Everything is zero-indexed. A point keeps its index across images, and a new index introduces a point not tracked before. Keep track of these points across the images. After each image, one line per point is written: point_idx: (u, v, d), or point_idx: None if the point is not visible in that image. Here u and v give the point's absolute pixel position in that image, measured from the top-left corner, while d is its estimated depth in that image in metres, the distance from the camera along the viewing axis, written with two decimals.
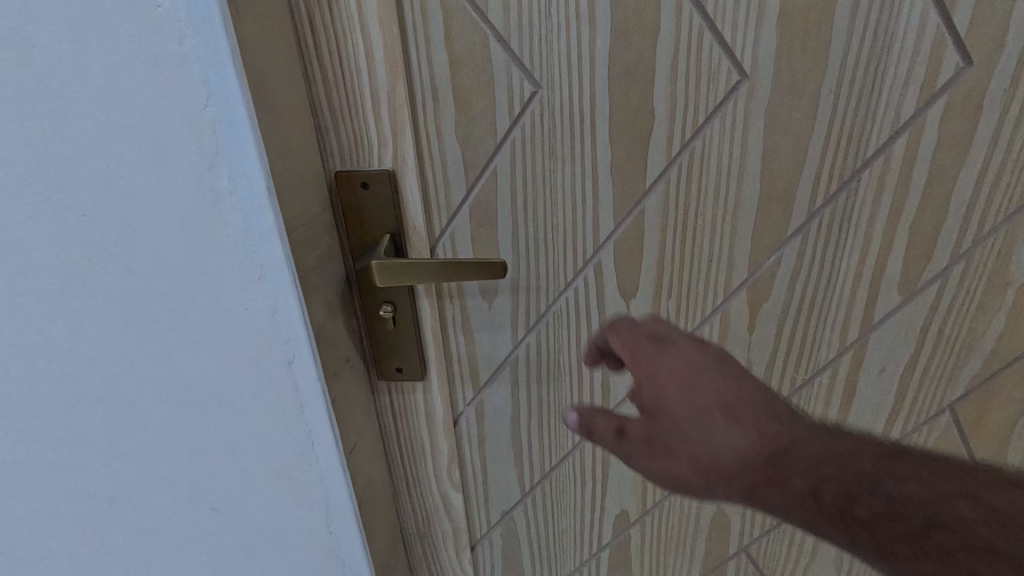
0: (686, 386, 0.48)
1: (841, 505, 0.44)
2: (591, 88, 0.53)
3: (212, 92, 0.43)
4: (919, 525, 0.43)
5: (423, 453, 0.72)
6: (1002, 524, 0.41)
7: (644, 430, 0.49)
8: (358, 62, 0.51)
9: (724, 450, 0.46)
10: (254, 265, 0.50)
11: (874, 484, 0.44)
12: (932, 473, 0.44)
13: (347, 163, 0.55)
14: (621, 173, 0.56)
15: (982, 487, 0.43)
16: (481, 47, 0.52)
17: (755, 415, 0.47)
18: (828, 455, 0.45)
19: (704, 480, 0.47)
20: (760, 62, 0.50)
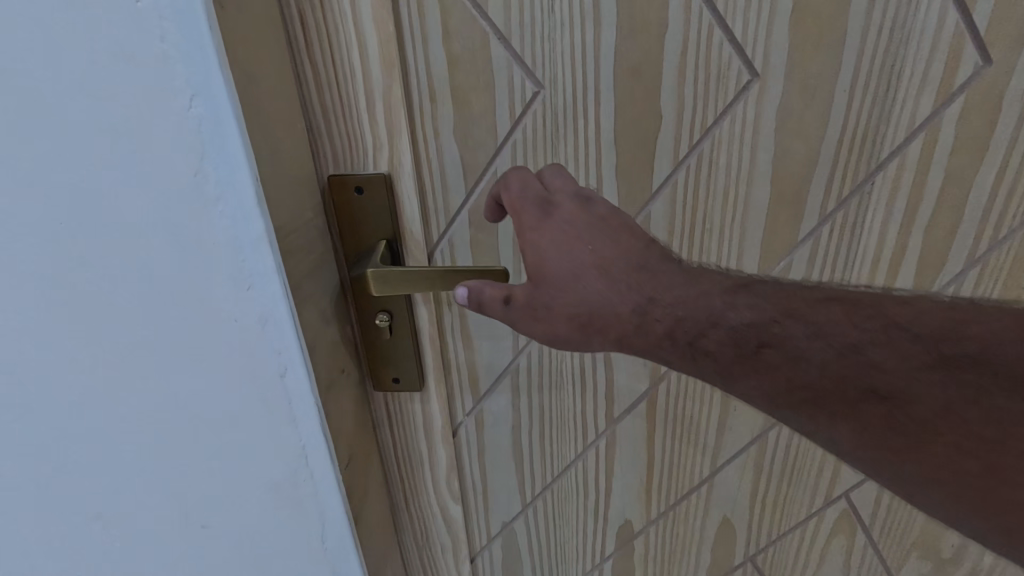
0: (566, 252, 0.50)
1: (691, 338, 0.48)
2: (596, 88, 0.50)
3: (194, 92, 0.40)
4: (753, 348, 0.46)
5: (421, 464, 0.70)
6: (824, 338, 0.45)
7: (524, 293, 0.51)
8: (352, 60, 0.49)
9: (596, 302, 0.50)
10: (243, 274, 0.47)
11: (721, 318, 0.47)
12: (772, 296, 0.46)
13: (342, 165, 0.53)
14: (627, 177, 0.54)
15: (834, 318, 0.45)
16: (480, 45, 0.50)
17: (628, 269, 0.49)
18: (690, 309, 0.48)
19: (578, 330, 0.51)
20: (772, 61, 0.48)
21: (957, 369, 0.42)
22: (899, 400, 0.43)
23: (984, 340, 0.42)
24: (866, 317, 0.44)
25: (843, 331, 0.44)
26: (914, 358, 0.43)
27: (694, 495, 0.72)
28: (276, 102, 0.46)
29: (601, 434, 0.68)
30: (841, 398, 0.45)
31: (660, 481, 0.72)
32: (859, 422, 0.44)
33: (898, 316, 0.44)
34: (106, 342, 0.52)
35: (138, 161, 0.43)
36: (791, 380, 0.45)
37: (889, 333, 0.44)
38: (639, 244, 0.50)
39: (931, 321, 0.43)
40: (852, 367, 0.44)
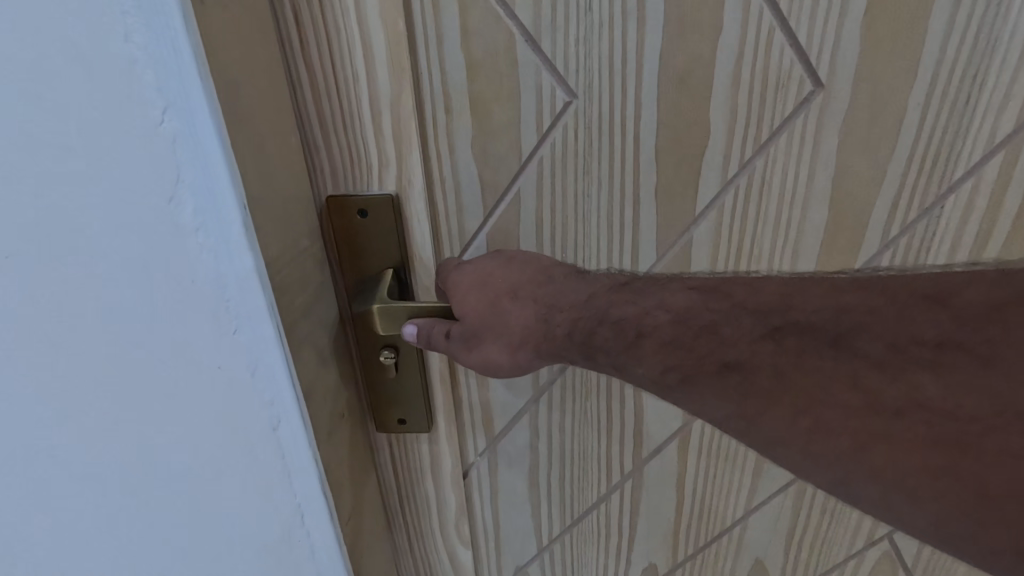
0: (478, 284, 0.47)
1: (583, 335, 0.46)
2: (637, 97, 0.44)
3: (167, 103, 0.33)
4: (630, 337, 0.43)
5: (427, 509, 0.63)
6: (687, 322, 0.42)
7: (459, 329, 0.47)
8: (355, 66, 0.42)
9: (512, 323, 0.47)
10: (229, 315, 0.40)
11: (604, 312, 0.45)
12: (643, 288, 0.44)
13: (343, 185, 0.46)
14: (668, 198, 0.47)
15: (703, 307, 0.42)
16: (505, 47, 0.43)
17: (536, 285, 0.47)
18: (581, 308, 0.46)
19: (505, 350, 0.48)
20: (838, 68, 0.42)
21: (788, 335, 0.40)
22: (756, 376, 0.40)
23: (814, 304, 0.40)
24: (719, 299, 0.42)
25: (701, 313, 0.42)
26: (760, 331, 0.40)
27: (726, 537, 0.67)
28: (267, 115, 0.39)
29: (627, 475, 0.63)
30: (705, 380, 0.41)
31: (690, 522, 0.66)
32: (726, 401, 0.40)
33: (745, 293, 0.42)
34: (68, 391, 0.44)
35: (101, 185, 0.36)
36: (663, 365, 0.43)
37: (739, 310, 0.41)
38: (540, 270, 0.48)
39: (771, 295, 0.41)
40: (707, 344, 0.41)
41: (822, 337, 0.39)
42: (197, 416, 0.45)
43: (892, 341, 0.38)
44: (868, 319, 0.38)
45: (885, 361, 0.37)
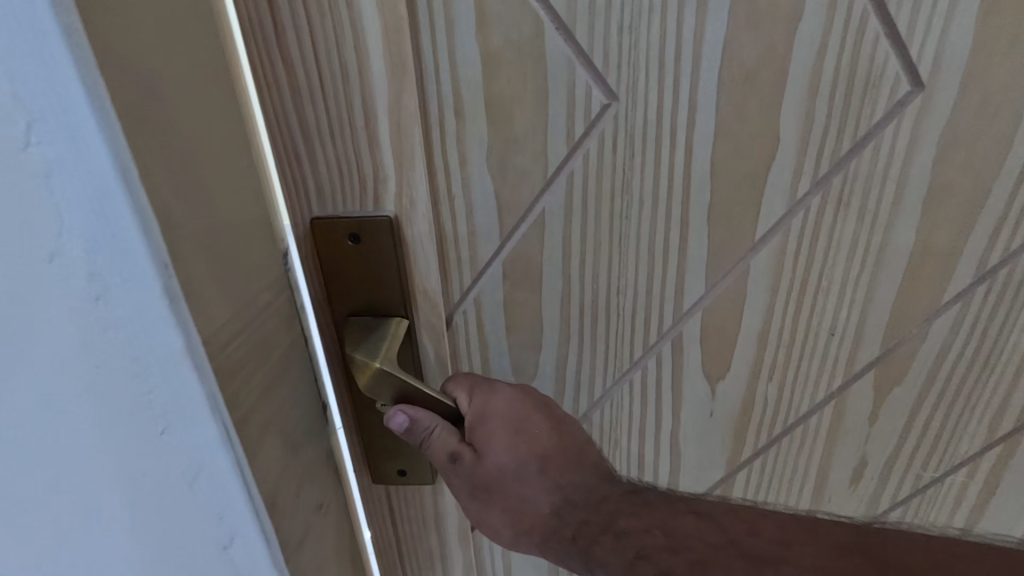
0: (508, 443, 0.41)
1: (586, 542, 0.40)
2: (692, 98, 0.36)
3: (51, 133, 0.24)
4: (629, 558, 0.38)
5: (431, 563, 0.56)
6: (680, 553, 0.37)
7: (467, 475, 0.41)
8: (345, 61, 0.34)
9: (529, 503, 0.42)
10: (157, 411, 0.31)
11: (610, 520, 0.40)
12: (653, 504, 0.39)
13: (331, 203, 0.38)
14: (723, 220, 0.39)
15: (703, 541, 0.37)
16: (531, 35, 0.34)
17: (566, 469, 0.42)
18: (590, 508, 0.41)
19: (508, 529, 0.43)
20: (944, 65, 0.34)
21: None
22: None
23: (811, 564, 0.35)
24: (715, 533, 0.38)
25: (698, 547, 0.37)
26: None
27: None
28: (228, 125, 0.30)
29: None
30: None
31: None
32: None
33: (745, 531, 0.37)
34: None
35: None
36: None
37: (732, 553, 0.37)
38: (569, 441, 0.42)
39: (769, 540, 0.36)
40: None
41: None
42: (128, 521, 0.36)
43: None
44: None
45: None
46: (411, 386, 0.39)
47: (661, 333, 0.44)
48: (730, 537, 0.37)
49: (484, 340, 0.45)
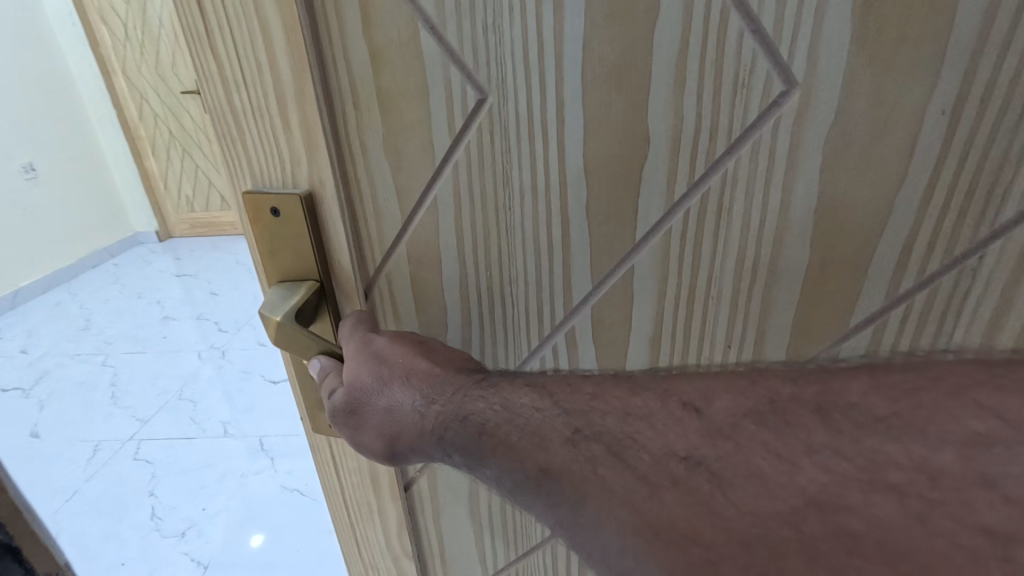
0: (376, 362, 0.42)
1: (440, 430, 0.39)
2: (558, 94, 0.36)
3: None
4: (473, 433, 0.37)
5: (368, 517, 0.61)
6: (512, 417, 0.36)
7: (348, 400, 0.43)
8: (258, 56, 0.40)
9: (399, 415, 0.41)
10: None
11: (457, 409, 0.39)
12: (495, 382, 0.38)
13: (259, 178, 0.44)
14: (602, 219, 0.39)
15: (530, 407, 0.36)
16: (408, 35, 0.37)
17: (430, 374, 0.41)
18: (445, 404, 0.39)
19: (389, 436, 0.42)
20: (822, 62, 0.31)
21: (592, 446, 0.32)
22: (575, 485, 0.32)
23: (608, 407, 0.33)
24: (544, 397, 0.36)
25: (529, 411, 0.35)
26: (564, 434, 0.34)
27: None
28: None
29: None
30: (531, 489, 0.34)
31: None
32: (548, 510, 0.33)
33: (566, 392, 0.35)
34: None
35: None
36: (500, 468, 0.36)
37: (557, 416, 0.34)
38: (439, 360, 0.43)
39: (584, 393, 0.35)
40: (530, 451, 0.34)
41: (605, 447, 0.32)
42: None
43: (654, 453, 0.31)
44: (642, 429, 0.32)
45: (646, 472, 0.30)
46: (307, 335, 0.44)
47: (555, 326, 0.45)
48: (552, 399, 0.35)
49: (397, 315, 0.49)
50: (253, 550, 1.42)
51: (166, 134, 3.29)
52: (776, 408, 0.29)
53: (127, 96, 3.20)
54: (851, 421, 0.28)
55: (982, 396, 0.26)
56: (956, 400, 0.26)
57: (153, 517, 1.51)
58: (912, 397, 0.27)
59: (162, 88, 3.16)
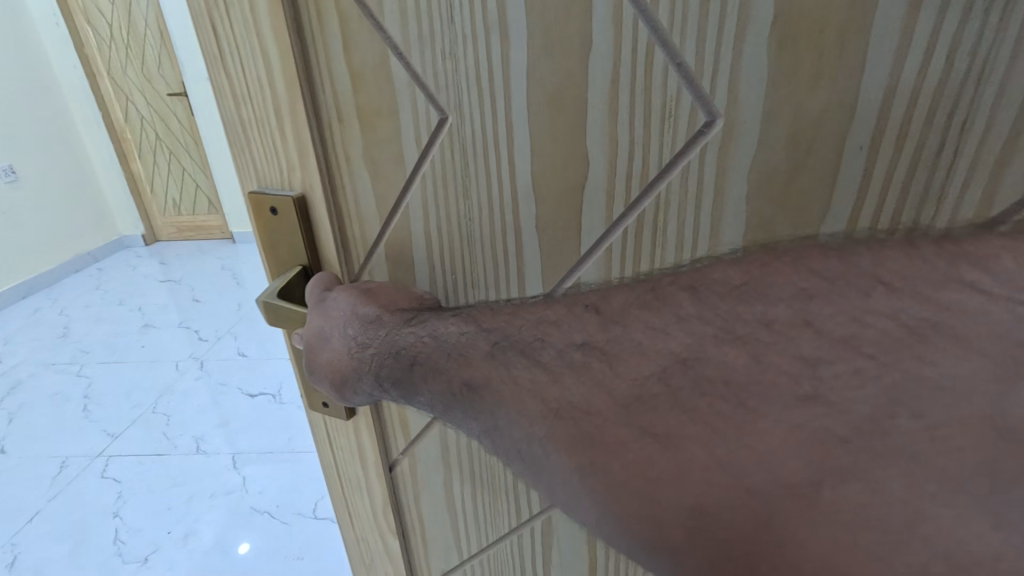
0: (327, 311, 0.47)
1: (378, 366, 0.43)
2: (508, 117, 0.39)
3: None
4: (406, 363, 0.41)
5: (356, 492, 0.66)
6: (439, 343, 0.40)
7: (308, 347, 0.48)
8: (258, 76, 0.45)
9: (344, 357, 0.46)
10: None
11: (391, 345, 0.43)
12: (429, 317, 0.42)
13: (261, 181, 0.50)
14: (551, 231, 0.42)
15: (454, 332, 0.39)
16: (380, 62, 0.41)
17: (372, 317, 0.45)
18: (382, 342, 0.43)
19: (337, 375, 0.47)
20: (742, 97, 0.33)
21: (506, 355, 0.36)
22: (494, 394, 0.36)
23: (524, 320, 0.36)
24: (469, 322, 0.39)
25: (454, 336, 0.39)
26: (484, 349, 0.37)
27: None
28: None
29: (537, 515, 0.59)
30: (457, 400, 0.38)
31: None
32: (475, 418, 0.38)
33: (488, 315, 0.38)
34: None
35: None
36: (430, 390, 0.40)
37: (479, 334, 0.38)
38: (386, 304, 0.46)
39: (505, 311, 0.37)
40: (454, 368, 0.38)
41: (519, 351, 0.35)
42: None
43: (561, 349, 0.34)
44: (551, 331, 0.34)
45: (552, 365, 0.34)
46: (296, 312, 0.49)
47: None
48: (475, 322, 0.38)
49: None
50: (240, 556, 1.49)
51: (155, 137, 3.50)
52: (655, 294, 0.32)
53: (115, 100, 3.43)
54: (712, 293, 0.30)
55: (813, 261, 0.28)
56: (794, 267, 0.29)
57: (116, 541, 1.56)
58: (763, 268, 0.29)
59: (150, 90, 3.37)
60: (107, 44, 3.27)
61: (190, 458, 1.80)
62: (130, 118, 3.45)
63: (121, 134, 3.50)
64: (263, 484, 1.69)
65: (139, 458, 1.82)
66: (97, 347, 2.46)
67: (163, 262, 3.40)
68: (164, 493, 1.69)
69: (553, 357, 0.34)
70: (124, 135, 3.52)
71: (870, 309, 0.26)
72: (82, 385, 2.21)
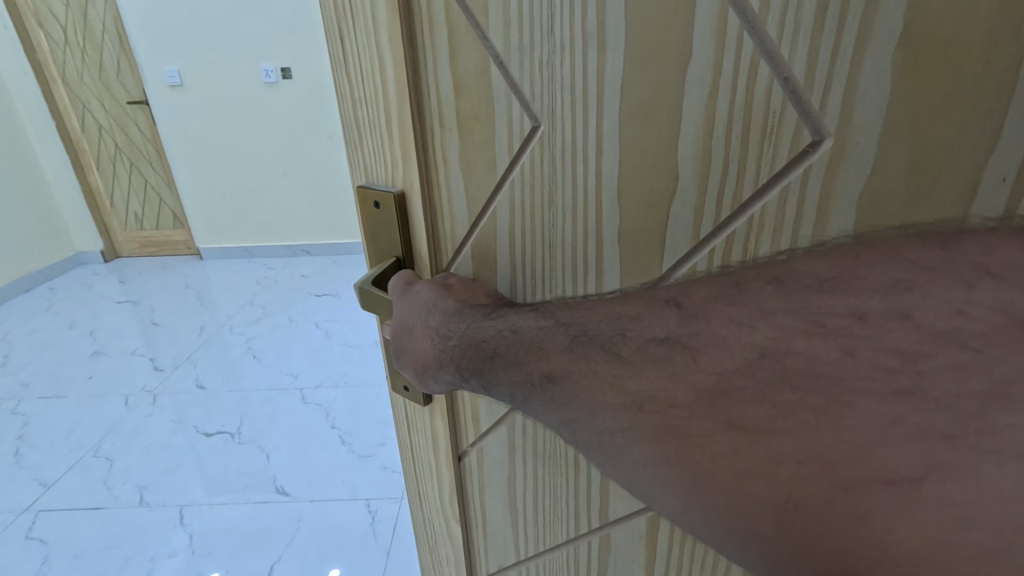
0: (417, 301, 0.49)
1: (463, 357, 0.44)
2: (599, 128, 0.39)
3: None
4: (487, 356, 0.41)
5: (427, 475, 0.69)
6: (517, 338, 0.39)
7: (398, 335, 0.50)
8: (372, 81, 0.49)
9: (433, 344, 0.48)
10: None
11: (473, 338, 0.44)
12: (509, 313, 0.43)
13: (369, 176, 0.54)
14: (633, 245, 0.42)
15: (532, 327, 0.39)
16: (481, 70, 0.43)
17: (458, 307, 0.47)
18: (466, 333, 0.44)
19: (427, 360, 0.48)
20: (856, 114, 0.31)
21: (585, 350, 0.34)
22: (576, 388, 0.35)
23: (602, 314, 0.35)
24: (547, 318, 0.38)
25: (533, 330, 0.39)
26: (563, 342, 0.36)
27: None
28: None
29: (596, 530, 0.58)
30: (536, 394, 0.37)
31: None
32: (554, 411, 0.36)
33: (566, 312, 0.38)
34: None
35: None
36: (510, 384, 0.39)
37: (558, 330, 0.37)
38: (467, 297, 0.48)
39: (583, 307, 0.37)
40: (533, 362, 0.37)
41: (598, 345, 0.34)
42: None
43: (642, 343, 0.32)
44: (631, 325, 0.33)
45: (631, 356, 0.32)
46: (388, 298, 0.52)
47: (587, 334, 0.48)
48: (554, 319, 0.38)
49: None
50: None
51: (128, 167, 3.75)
52: (738, 288, 0.31)
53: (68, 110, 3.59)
54: (800, 286, 0.29)
55: (909, 252, 0.27)
56: (888, 261, 0.27)
57: None
58: (855, 260, 0.28)
59: (112, 101, 3.59)
60: (95, 47, 3.46)
61: (132, 514, 1.77)
62: (117, 134, 3.70)
63: (81, 142, 3.68)
64: (208, 545, 1.65)
65: (71, 517, 1.77)
66: (42, 377, 2.53)
67: (136, 285, 3.57)
68: (95, 555, 1.65)
69: (631, 348, 0.32)
70: (85, 147, 3.70)
71: (974, 302, 0.25)
72: (20, 422, 2.22)
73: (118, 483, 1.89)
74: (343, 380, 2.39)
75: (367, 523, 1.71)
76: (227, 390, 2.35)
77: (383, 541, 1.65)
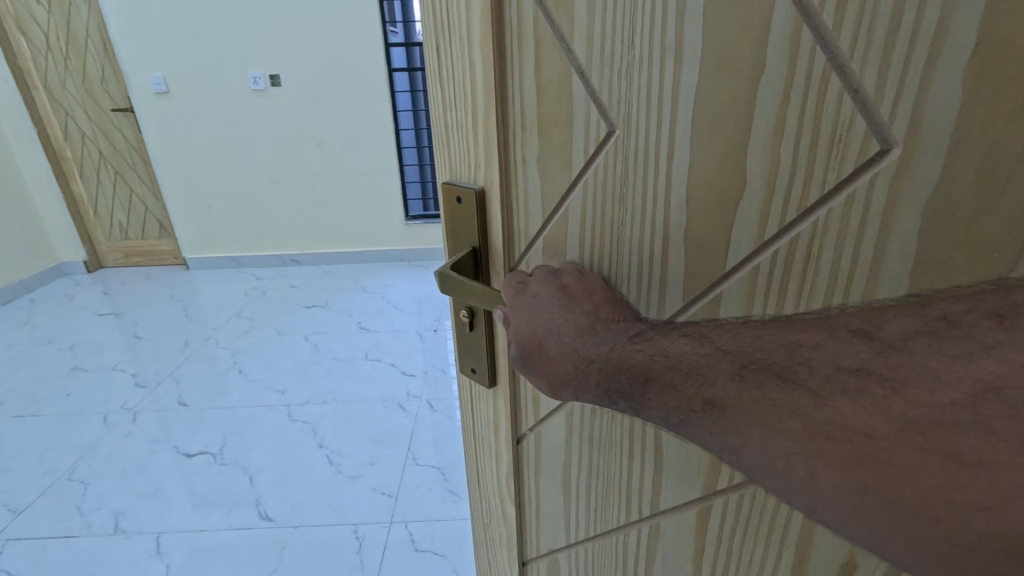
0: (546, 317, 0.48)
1: (609, 378, 0.43)
2: (672, 134, 0.42)
3: None
4: (639, 381, 0.40)
5: (487, 454, 0.73)
6: (675, 364, 0.38)
7: (528, 351, 0.49)
8: (461, 88, 0.54)
9: (572, 363, 0.46)
10: None
11: (620, 360, 0.42)
12: (656, 336, 0.42)
13: (453, 173, 0.60)
14: (698, 244, 0.44)
15: (694, 355, 0.38)
16: (563, 79, 0.47)
17: (592, 321, 0.47)
18: (612, 355, 0.43)
19: (565, 381, 0.46)
20: (925, 124, 0.32)
21: (754, 378, 0.35)
22: (745, 415, 0.34)
23: (771, 344, 0.35)
24: (703, 344, 0.38)
25: (689, 355, 0.38)
26: (729, 370, 0.36)
27: None
28: None
29: (645, 518, 0.61)
30: (699, 421, 0.37)
31: None
32: (716, 438, 0.36)
33: (726, 339, 0.38)
34: None
35: None
36: (667, 409, 0.39)
37: (724, 359, 0.36)
38: (595, 311, 0.48)
39: (747, 334, 0.37)
40: (698, 390, 0.37)
41: (773, 374, 0.34)
42: None
43: (827, 376, 0.32)
44: (810, 356, 0.33)
45: (813, 386, 0.32)
46: (466, 282, 0.57)
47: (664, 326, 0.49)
48: (717, 348, 0.37)
49: None
50: None
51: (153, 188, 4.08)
52: (948, 323, 0.30)
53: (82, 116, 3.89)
54: None
55: None
56: None
57: None
58: None
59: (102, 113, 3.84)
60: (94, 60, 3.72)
61: (113, 541, 1.86)
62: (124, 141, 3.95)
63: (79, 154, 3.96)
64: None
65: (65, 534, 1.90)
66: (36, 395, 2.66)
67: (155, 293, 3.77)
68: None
69: (815, 380, 0.32)
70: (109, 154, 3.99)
71: None
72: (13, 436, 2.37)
73: (98, 506, 2.00)
74: (337, 398, 2.52)
75: (355, 554, 1.78)
76: (224, 410, 2.48)
77: (372, 568, 1.73)
